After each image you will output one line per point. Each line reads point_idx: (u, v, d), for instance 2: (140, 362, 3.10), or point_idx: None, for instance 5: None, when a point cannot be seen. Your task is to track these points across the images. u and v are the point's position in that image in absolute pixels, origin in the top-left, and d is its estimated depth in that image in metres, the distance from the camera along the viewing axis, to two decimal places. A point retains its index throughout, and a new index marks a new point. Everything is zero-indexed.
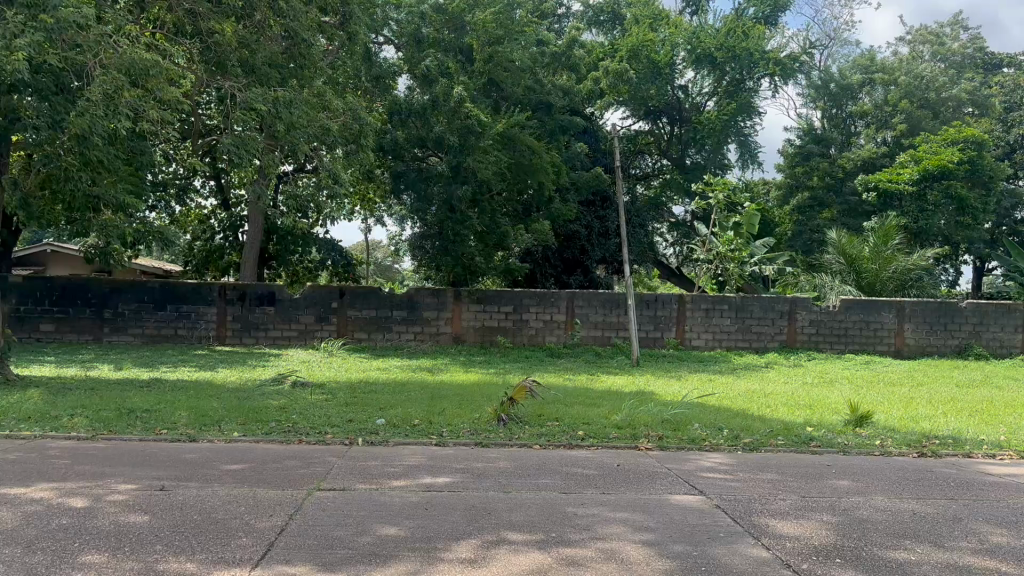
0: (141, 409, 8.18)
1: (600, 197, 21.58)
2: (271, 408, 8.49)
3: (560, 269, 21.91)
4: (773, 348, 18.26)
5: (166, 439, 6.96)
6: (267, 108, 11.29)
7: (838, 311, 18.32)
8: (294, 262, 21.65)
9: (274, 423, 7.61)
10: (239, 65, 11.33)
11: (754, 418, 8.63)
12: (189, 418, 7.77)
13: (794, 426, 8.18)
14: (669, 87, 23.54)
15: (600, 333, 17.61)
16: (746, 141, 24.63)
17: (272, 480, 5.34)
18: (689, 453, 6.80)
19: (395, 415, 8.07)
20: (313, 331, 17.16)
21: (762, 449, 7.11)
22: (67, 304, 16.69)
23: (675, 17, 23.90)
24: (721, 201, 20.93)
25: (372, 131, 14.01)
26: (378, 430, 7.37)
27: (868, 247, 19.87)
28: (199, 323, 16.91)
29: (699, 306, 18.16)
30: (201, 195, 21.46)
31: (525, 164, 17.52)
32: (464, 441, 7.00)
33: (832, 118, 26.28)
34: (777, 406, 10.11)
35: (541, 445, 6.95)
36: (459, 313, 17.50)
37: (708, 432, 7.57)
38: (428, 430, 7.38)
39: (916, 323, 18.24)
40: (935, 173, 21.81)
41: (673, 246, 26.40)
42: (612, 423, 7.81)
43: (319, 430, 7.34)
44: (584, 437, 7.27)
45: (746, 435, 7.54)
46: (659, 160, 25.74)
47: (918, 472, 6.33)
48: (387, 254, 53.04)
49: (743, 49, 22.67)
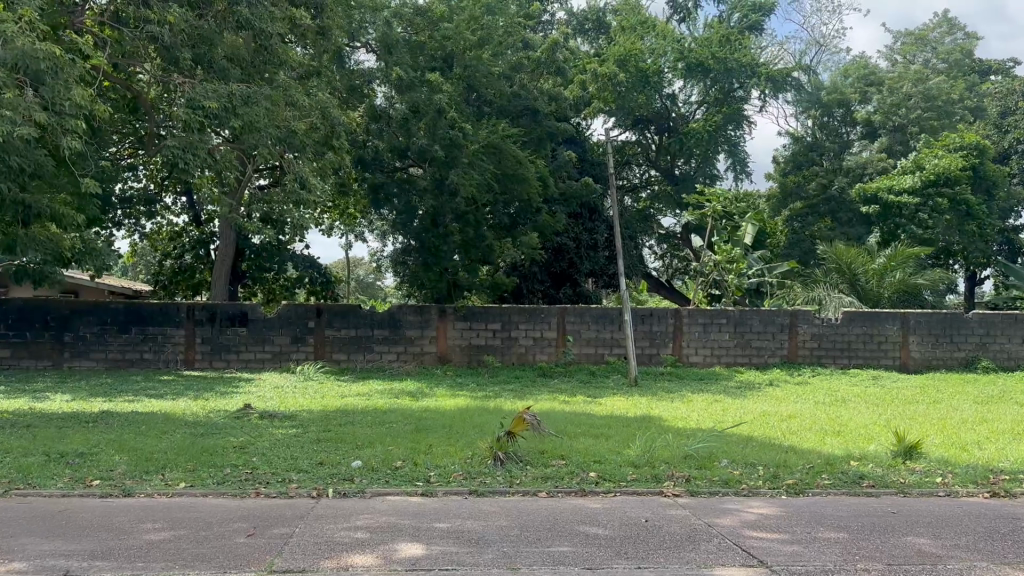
0: (74, 453, 6.97)
1: (587, 208, 20.46)
2: (227, 448, 7.31)
3: (548, 284, 20.76)
4: (776, 364, 17.20)
5: (96, 493, 5.75)
6: (219, 104, 10.09)
7: (841, 324, 17.33)
8: (270, 279, 20.44)
9: (230, 470, 6.41)
10: (192, 59, 10.31)
11: (787, 451, 7.50)
12: (129, 464, 6.57)
13: (836, 460, 7.07)
14: (658, 96, 22.65)
15: (593, 350, 16.50)
16: (735, 150, 23.47)
17: (210, 557, 4.18)
18: (724, 501, 5.71)
19: (373, 456, 6.89)
20: (288, 353, 15.95)
21: (809, 492, 6.03)
22: (23, 328, 15.37)
23: (663, 23, 23.01)
24: (718, 212, 20.08)
25: (345, 132, 12.74)
26: (353, 475, 6.21)
27: (876, 261, 18.78)
28: (165, 346, 15.65)
29: (696, 321, 17.09)
30: (172, 211, 20.31)
31: (510, 173, 16.46)
32: (456, 489, 5.84)
33: (825, 126, 25.09)
34: (800, 434, 8.99)
35: (548, 492, 5.82)
36: (444, 331, 16.33)
37: (740, 470, 6.48)
38: (412, 474, 6.22)
39: (922, 336, 17.30)
40: (939, 179, 20.86)
41: (662, 259, 25.49)
42: (628, 462, 6.68)
43: (282, 478, 6.17)
44: (598, 480, 6.13)
45: (786, 474, 6.46)
46: (647, 171, 24.63)
47: (1001, 521, 5.26)
48: (369, 271, 52.07)
49: (732, 60, 21.76)
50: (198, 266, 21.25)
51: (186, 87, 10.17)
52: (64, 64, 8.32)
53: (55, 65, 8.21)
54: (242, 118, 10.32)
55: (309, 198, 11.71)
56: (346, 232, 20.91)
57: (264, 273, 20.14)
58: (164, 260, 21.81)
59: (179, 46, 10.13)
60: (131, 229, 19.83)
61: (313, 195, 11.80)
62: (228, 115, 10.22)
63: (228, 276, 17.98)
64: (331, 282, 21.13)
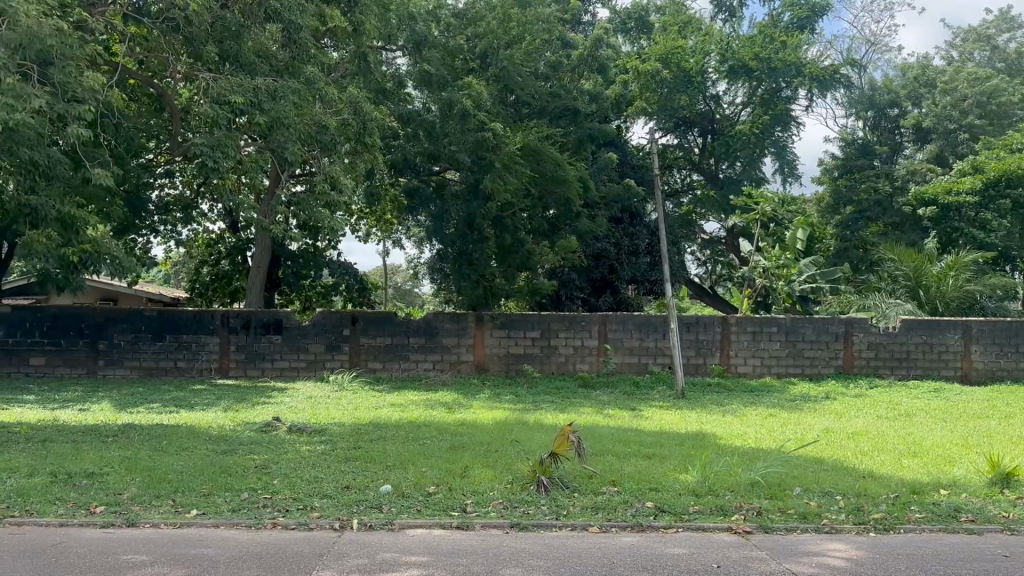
0: (83, 474, 6.42)
1: (628, 213, 19.78)
2: (248, 468, 6.75)
3: (588, 291, 19.99)
4: (830, 375, 16.27)
5: (96, 523, 5.15)
6: (246, 99, 9.57)
7: (898, 333, 16.35)
8: (307, 286, 19.99)
9: (247, 494, 5.82)
10: (218, 54, 9.82)
11: (865, 477, 6.72)
12: (140, 486, 6.01)
13: (924, 489, 6.29)
14: (701, 97, 21.85)
15: (636, 360, 15.75)
16: (783, 153, 22.19)
17: None
18: (803, 539, 5.00)
19: (404, 478, 6.27)
20: (323, 361, 15.44)
21: (901, 529, 5.28)
22: (58, 335, 15.02)
23: (708, 23, 22.18)
24: (765, 215, 19.17)
25: (378, 128, 12.07)
26: (382, 502, 5.59)
27: (935, 266, 17.78)
28: (199, 354, 15.23)
29: (745, 329, 16.24)
30: (209, 218, 19.95)
31: (548, 176, 15.76)
32: (497, 521, 5.17)
33: (876, 127, 23.99)
34: (872, 455, 8.19)
35: (600, 527, 5.12)
36: (482, 339, 15.71)
37: (817, 501, 5.76)
38: (445, 503, 5.56)
39: (985, 346, 16.26)
40: (1001, 180, 19.75)
41: (705, 265, 24.63)
42: (687, 489, 5.96)
43: (305, 505, 5.57)
44: (656, 512, 5.42)
45: (869, 505, 5.73)
46: (689, 176, 23.83)
47: None
48: (406, 279, 51.50)
49: (779, 60, 20.83)
50: (235, 274, 20.91)
51: (211, 82, 9.65)
52: (73, 44, 7.94)
53: (64, 43, 7.83)
54: (269, 113, 9.78)
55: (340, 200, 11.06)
56: (383, 239, 20.43)
57: (300, 281, 19.68)
58: (201, 266, 21.46)
59: (203, 40, 9.62)
60: (167, 236, 19.51)
61: (344, 195, 11.18)
62: (255, 109, 9.70)
63: (263, 284, 17.53)
64: (368, 289, 20.66)
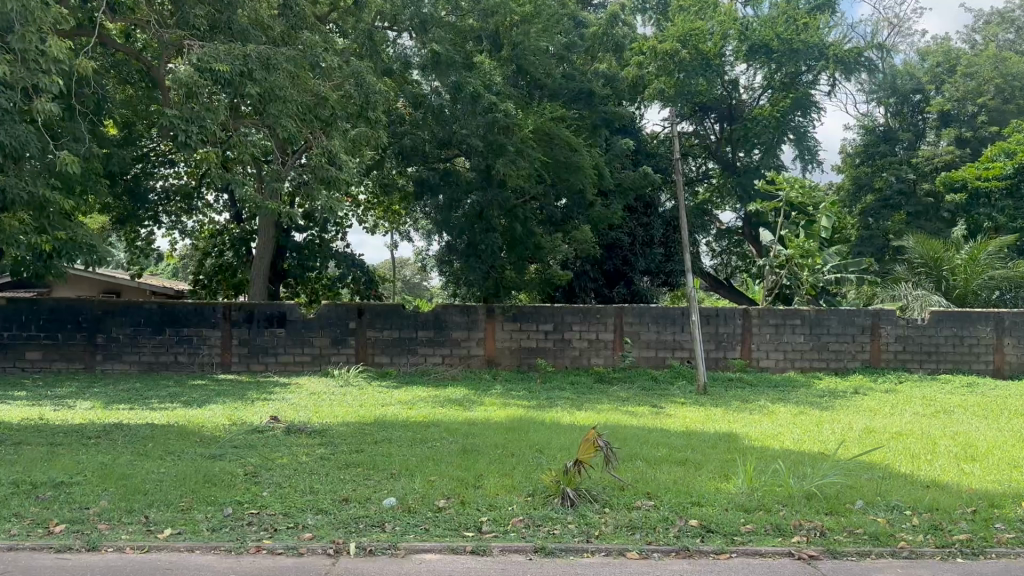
0: (51, 485, 5.68)
1: (643, 202, 18.97)
2: (235, 477, 6.02)
3: (601, 283, 19.09)
4: (856, 369, 15.46)
5: (52, 548, 4.39)
6: (234, 67, 8.76)
7: (928, 325, 15.51)
8: (311, 278, 19.23)
9: (231, 509, 5.09)
10: (207, 22, 9.28)
11: (929, 487, 5.94)
12: (111, 500, 5.27)
13: (1002, 501, 5.52)
14: (718, 82, 20.91)
15: (653, 354, 14.97)
16: (803, 139, 21.08)
17: None
18: (881, 568, 4.24)
19: (406, 492, 5.49)
20: (328, 355, 14.73)
21: (991, 552, 4.52)
22: (54, 329, 14.32)
23: (726, 4, 21.21)
24: (787, 203, 18.27)
25: (385, 104, 11.17)
26: (385, 521, 4.84)
27: (962, 255, 16.85)
28: (201, 349, 14.53)
29: (767, 321, 15.41)
30: (213, 208, 19.27)
31: (562, 162, 14.91)
32: (517, 544, 4.45)
33: (898, 115, 22.75)
34: (918, 459, 7.40)
35: (640, 553, 4.37)
36: (492, 332, 14.95)
37: (885, 518, 5.01)
38: (459, 521, 4.82)
39: (1019, 338, 15.40)
40: None
41: (720, 255, 23.82)
42: (734, 504, 5.18)
43: (296, 523, 4.83)
44: (702, 533, 4.67)
45: (946, 522, 4.95)
46: (705, 163, 22.74)
47: None
48: (414, 272, 50.59)
49: (802, 42, 19.93)
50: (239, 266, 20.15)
51: (197, 49, 8.86)
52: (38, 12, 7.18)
53: (25, 12, 7.08)
54: (261, 84, 9.00)
55: (341, 177, 10.26)
56: (392, 229, 19.70)
57: (305, 274, 18.93)
58: (205, 258, 20.69)
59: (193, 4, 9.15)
60: (172, 227, 18.81)
61: (345, 174, 10.32)
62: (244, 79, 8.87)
63: (266, 276, 16.78)
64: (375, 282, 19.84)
